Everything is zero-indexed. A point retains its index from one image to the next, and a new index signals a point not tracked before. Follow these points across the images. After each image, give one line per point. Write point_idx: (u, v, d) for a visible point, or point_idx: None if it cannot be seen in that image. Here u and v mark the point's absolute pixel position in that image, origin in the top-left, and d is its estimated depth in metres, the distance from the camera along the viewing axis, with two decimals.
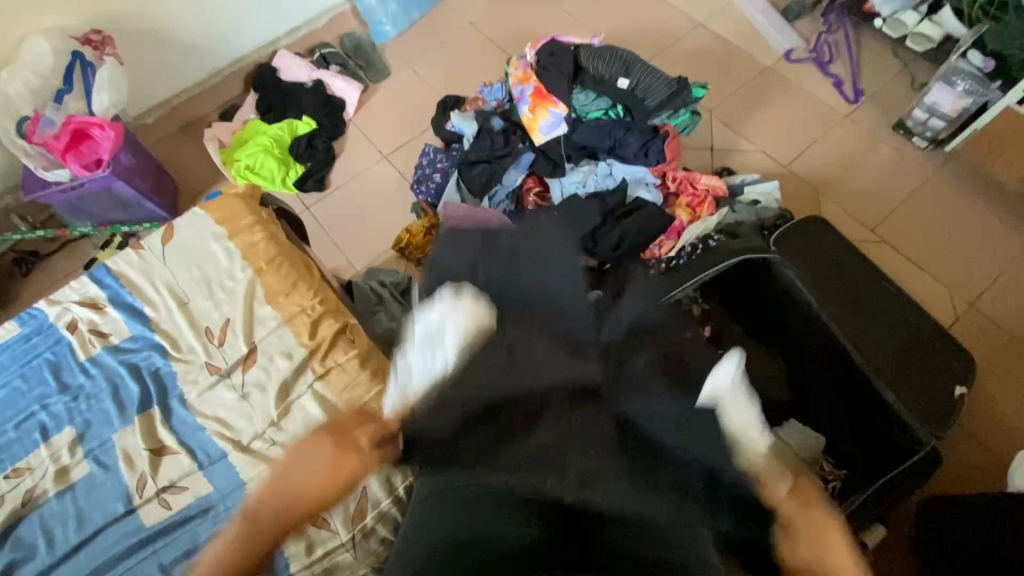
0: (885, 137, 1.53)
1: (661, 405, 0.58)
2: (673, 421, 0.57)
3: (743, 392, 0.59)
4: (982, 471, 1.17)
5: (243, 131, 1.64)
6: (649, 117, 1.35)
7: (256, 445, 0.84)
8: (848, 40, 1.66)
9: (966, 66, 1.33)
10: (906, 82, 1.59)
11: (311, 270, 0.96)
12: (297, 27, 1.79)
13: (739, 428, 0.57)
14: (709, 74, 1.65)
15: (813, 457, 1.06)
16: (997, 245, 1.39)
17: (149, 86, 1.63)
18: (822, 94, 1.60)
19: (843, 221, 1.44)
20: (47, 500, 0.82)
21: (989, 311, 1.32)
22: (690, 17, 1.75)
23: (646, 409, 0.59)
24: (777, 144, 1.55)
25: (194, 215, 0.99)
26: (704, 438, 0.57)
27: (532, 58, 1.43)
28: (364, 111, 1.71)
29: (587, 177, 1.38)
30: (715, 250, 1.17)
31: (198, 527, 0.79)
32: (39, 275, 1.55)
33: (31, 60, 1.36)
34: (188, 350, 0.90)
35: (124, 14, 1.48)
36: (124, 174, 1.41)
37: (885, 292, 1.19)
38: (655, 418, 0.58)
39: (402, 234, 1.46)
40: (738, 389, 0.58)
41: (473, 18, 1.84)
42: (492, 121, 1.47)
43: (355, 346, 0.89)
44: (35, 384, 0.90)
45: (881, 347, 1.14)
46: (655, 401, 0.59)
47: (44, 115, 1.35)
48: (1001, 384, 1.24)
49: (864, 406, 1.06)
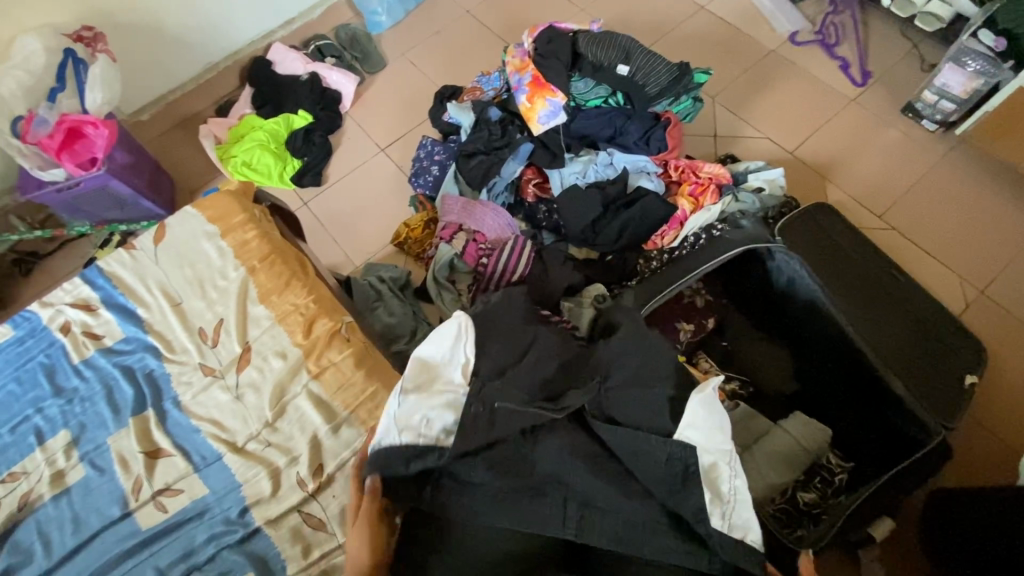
0: (893, 119, 1.49)
1: (651, 449, 0.68)
2: (662, 463, 0.67)
3: (714, 442, 0.67)
4: (993, 461, 1.14)
5: (239, 126, 1.63)
6: (649, 104, 1.33)
7: (252, 446, 0.83)
8: (854, 20, 1.61)
9: (976, 45, 1.29)
10: (915, 63, 1.54)
11: (305, 268, 0.95)
12: (291, 19, 1.76)
13: (718, 476, 0.67)
14: (712, 59, 1.62)
15: (820, 450, 1.04)
16: (1009, 230, 1.35)
17: (143, 82, 1.61)
18: (827, 77, 1.56)
19: (848, 207, 1.41)
20: (44, 504, 0.81)
21: (1001, 298, 1.29)
22: (692, 1, 1.71)
23: (628, 438, 0.70)
24: (781, 130, 1.52)
25: (186, 214, 0.97)
26: (678, 473, 0.67)
27: (529, 46, 1.40)
28: (360, 104, 1.69)
29: (587, 167, 1.36)
30: (718, 240, 1.12)
31: (194, 530, 0.78)
32: (38, 275, 1.55)
33: (22, 59, 1.35)
34: (182, 351, 0.89)
35: (115, 9, 1.46)
36: (119, 173, 1.40)
37: (893, 281, 1.17)
38: (634, 448, 0.69)
39: (400, 228, 1.44)
40: (711, 419, 0.67)
41: (470, 6, 1.80)
42: (489, 111, 1.44)
43: (350, 344, 0.88)
44: (28, 387, 0.89)
45: (887, 335, 1.11)
46: (646, 441, 0.69)
47: (37, 115, 1.34)
48: (1012, 375, 1.21)
49: (872, 397, 1.04)
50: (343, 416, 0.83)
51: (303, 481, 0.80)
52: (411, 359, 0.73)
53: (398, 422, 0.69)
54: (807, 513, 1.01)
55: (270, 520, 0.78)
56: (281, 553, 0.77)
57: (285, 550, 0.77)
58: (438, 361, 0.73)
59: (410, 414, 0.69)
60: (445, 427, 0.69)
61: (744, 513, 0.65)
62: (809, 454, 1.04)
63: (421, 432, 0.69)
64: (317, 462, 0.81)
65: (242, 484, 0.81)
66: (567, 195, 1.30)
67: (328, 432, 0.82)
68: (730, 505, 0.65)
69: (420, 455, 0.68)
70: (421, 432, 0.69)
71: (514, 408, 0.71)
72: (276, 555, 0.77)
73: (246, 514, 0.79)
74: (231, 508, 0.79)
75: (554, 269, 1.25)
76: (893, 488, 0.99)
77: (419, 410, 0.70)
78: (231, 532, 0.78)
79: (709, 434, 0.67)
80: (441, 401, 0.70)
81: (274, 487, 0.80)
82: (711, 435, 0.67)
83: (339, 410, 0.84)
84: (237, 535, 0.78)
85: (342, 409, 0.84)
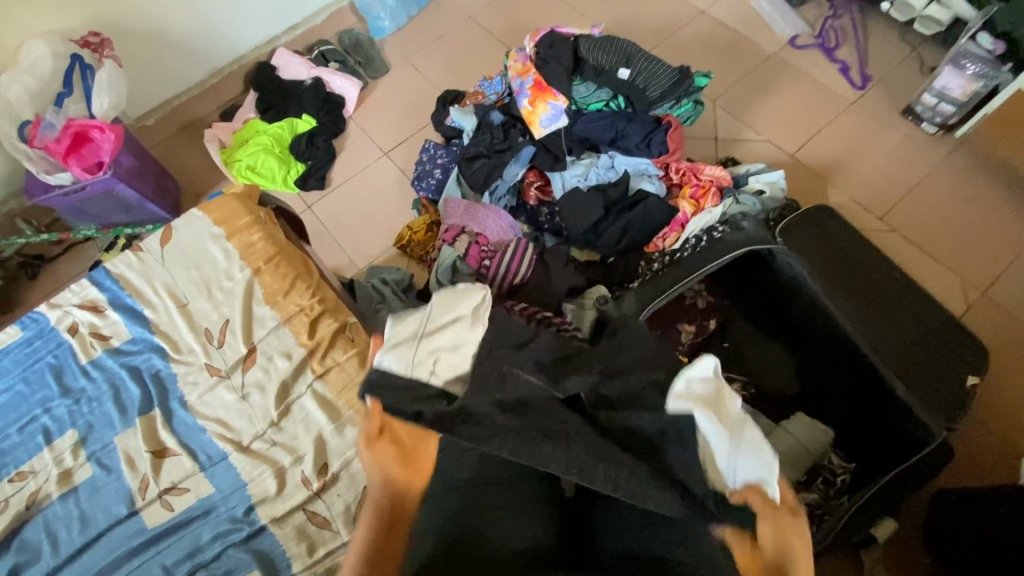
0: (893, 122, 1.50)
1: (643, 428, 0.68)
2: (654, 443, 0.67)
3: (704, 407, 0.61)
4: (995, 460, 1.15)
5: (244, 131, 1.64)
6: (650, 108, 1.34)
7: (257, 445, 0.84)
8: (854, 24, 1.62)
9: (975, 49, 1.29)
10: (915, 66, 1.55)
11: (310, 269, 0.96)
12: (295, 24, 1.78)
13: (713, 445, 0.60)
14: (712, 63, 1.63)
15: (822, 450, 1.05)
16: (1008, 231, 1.35)
17: (148, 87, 1.63)
18: (827, 80, 1.57)
19: (849, 209, 1.42)
20: (51, 503, 0.82)
21: (1002, 299, 1.29)
22: (693, 5, 1.72)
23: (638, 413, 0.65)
24: (782, 132, 1.52)
25: (192, 216, 0.99)
26: None
27: (531, 50, 1.41)
28: (364, 108, 1.71)
29: (588, 170, 1.37)
30: (719, 241, 1.13)
31: (200, 529, 0.79)
32: (44, 278, 1.56)
33: (29, 64, 1.35)
34: (188, 351, 0.90)
35: (122, 15, 1.48)
36: (125, 177, 1.41)
37: (896, 282, 1.17)
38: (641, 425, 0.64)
39: (404, 231, 1.45)
40: (705, 391, 0.62)
41: (472, 11, 1.82)
42: (491, 115, 1.45)
43: (354, 344, 0.89)
44: (37, 388, 0.90)
45: (888, 337, 1.12)
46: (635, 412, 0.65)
47: (45, 119, 1.35)
48: (1014, 375, 1.22)
49: (873, 397, 1.04)
50: (347, 416, 0.84)
51: (308, 480, 0.81)
52: (438, 301, 0.74)
53: (405, 352, 0.70)
54: (810, 513, 1.01)
55: (276, 519, 0.79)
56: (286, 552, 0.77)
57: (290, 549, 0.77)
58: (457, 307, 0.74)
59: (421, 349, 0.71)
60: (452, 373, 0.69)
61: (750, 465, 0.59)
62: (812, 455, 1.04)
63: (425, 368, 0.69)
64: (321, 461, 0.81)
65: (247, 483, 0.81)
66: (569, 196, 1.31)
67: (332, 432, 0.83)
68: (731, 471, 0.59)
69: (425, 397, 0.67)
70: (426, 368, 0.69)
71: (521, 374, 0.68)
72: (281, 553, 0.77)
73: (252, 513, 0.80)
74: (236, 507, 0.80)
75: (556, 272, 1.26)
76: (896, 487, 0.99)
77: (428, 347, 0.71)
78: (237, 531, 0.79)
79: (701, 401, 0.61)
80: (452, 344, 0.71)
81: (279, 486, 0.81)
82: (704, 402, 0.62)
83: (344, 409, 0.84)
84: (243, 533, 0.78)
85: (346, 408, 0.85)
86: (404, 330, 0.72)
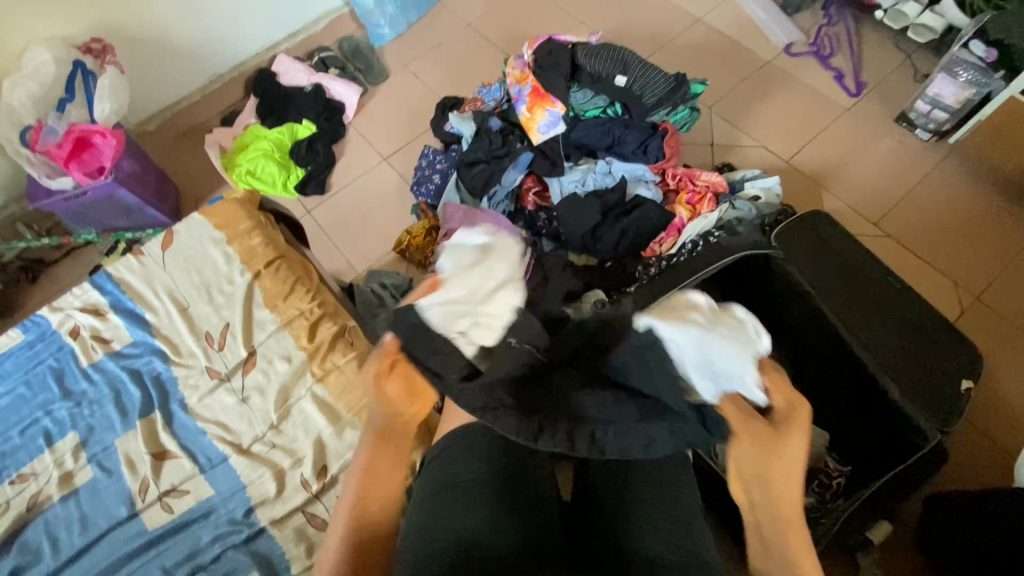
0: (887, 128, 1.52)
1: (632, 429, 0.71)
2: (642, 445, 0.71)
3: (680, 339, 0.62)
4: (989, 463, 1.16)
5: (244, 136, 1.65)
6: (647, 114, 1.36)
7: (257, 448, 0.84)
8: (848, 32, 1.64)
9: (968, 56, 1.32)
10: (908, 74, 1.57)
11: (310, 273, 0.97)
12: (296, 31, 1.80)
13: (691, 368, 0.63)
14: (709, 70, 1.65)
15: (817, 453, 1.06)
16: (1001, 235, 1.37)
17: (150, 93, 1.64)
18: (822, 87, 1.59)
19: (844, 215, 1.43)
20: (52, 505, 0.83)
21: (995, 304, 1.30)
22: (689, 13, 1.75)
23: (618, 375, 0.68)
24: (777, 139, 1.54)
25: (193, 221, 1.00)
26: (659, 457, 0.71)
27: (530, 58, 1.43)
28: (363, 114, 1.72)
29: (586, 176, 1.38)
30: (716, 246, 1.14)
31: (200, 530, 0.80)
32: (45, 282, 1.57)
33: (32, 70, 1.37)
34: (189, 354, 0.91)
35: (124, 21, 1.49)
36: (126, 181, 1.42)
37: (889, 287, 1.18)
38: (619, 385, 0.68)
39: (403, 235, 1.46)
40: (674, 323, 0.62)
41: (471, 18, 1.84)
42: (490, 121, 1.46)
43: (354, 348, 0.89)
44: (38, 390, 0.91)
45: (882, 341, 1.13)
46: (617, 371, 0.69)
47: (47, 124, 1.37)
48: (1008, 379, 1.23)
49: (868, 400, 1.05)
50: (346, 419, 0.85)
51: (308, 482, 0.81)
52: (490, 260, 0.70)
53: (450, 301, 0.68)
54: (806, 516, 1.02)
55: (275, 521, 0.80)
56: (285, 553, 0.78)
57: (289, 551, 0.78)
58: (507, 269, 0.71)
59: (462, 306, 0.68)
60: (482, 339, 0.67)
61: (733, 375, 0.61)
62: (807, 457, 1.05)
63: (460, 325, 0.67)
64: (321, 463, 0.82)
65: (247, 485, 0.82)
66: (568, 201, 1.32)
67: (331, 434, 0.84)
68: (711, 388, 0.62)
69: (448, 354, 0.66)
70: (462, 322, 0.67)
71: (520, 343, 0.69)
72: (280, 555, 0.78)
73: (251, 515, 0.80)
74: (236, 509, 0.81)
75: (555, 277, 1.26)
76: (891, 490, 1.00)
77: (471, 301, 0.68)
78: (236, 532, 0.79)
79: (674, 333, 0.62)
80: (495, 311, 0.68)
81: (279, 488, 0.81)
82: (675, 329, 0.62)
83: (343, 412, 0.85)
84: (243, 535, 0.79)
85: (345, 411, 0.85)
86: (456, 275, 0.69)
